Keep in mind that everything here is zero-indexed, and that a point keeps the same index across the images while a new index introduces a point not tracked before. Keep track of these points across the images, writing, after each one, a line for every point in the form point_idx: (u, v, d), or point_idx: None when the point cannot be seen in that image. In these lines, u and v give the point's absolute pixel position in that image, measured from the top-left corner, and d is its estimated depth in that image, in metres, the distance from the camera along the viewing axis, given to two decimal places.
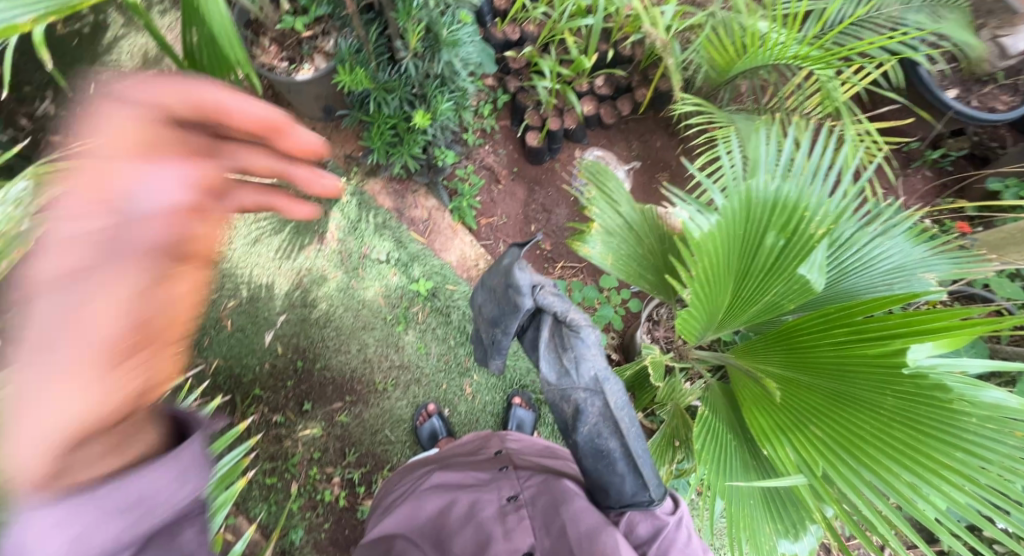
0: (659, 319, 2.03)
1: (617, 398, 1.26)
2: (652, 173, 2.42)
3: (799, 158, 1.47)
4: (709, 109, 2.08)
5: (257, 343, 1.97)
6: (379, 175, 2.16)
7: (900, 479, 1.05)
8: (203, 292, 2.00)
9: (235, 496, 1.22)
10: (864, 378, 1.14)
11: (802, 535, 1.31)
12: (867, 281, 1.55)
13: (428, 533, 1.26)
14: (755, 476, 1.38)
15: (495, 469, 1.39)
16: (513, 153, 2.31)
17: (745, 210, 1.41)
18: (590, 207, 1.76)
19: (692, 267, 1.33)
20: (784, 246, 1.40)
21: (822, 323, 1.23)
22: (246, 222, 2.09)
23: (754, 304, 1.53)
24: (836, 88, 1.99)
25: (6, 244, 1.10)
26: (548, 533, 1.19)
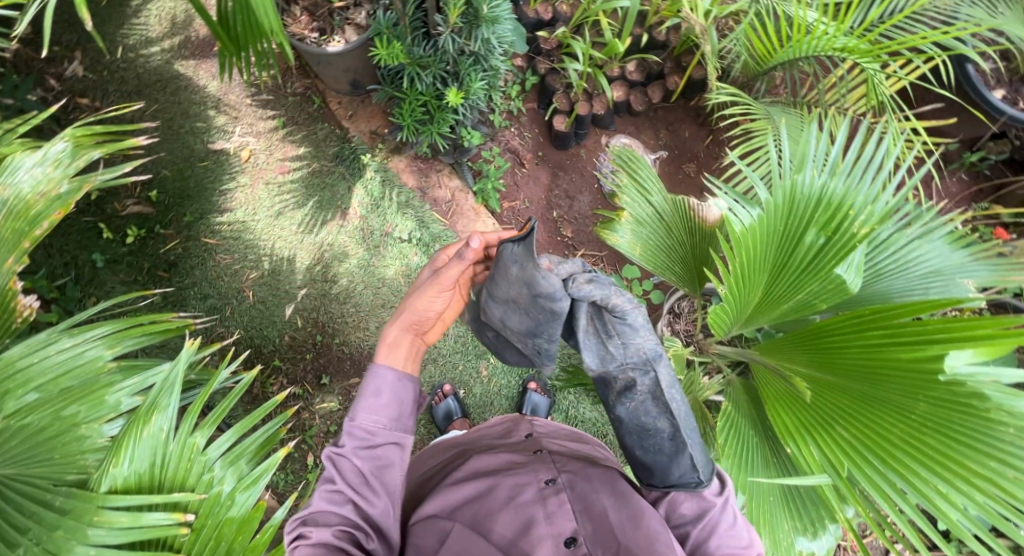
0: (681, 312, 2.04)
1: (669, 376, 1.20)
2: (679, 164, 2.39)
3: (851, 156, 1.47)
4: (744, 99, 2.09)
5: (278, 315, 1.99)
6: (404, 153, 2.16)
7: (928, 485, 1.05)
8: (226, 263, 2.01)
9: (274, 468, 1.20)
10: (896, 382, 1.14)
11: (821, 533, 1.40)
12: (901, 283, 1.55)
13: (460, 514, 1.14)
14: (776, 473, 1.45)
15: (529, 453, 1.29)
16: (539, 137, 2.29)
17: (788, 206, 1.44)
18: (621, 194, 1.78)
19: (731, 258, 1.38)
20: (822, 245, 1.41)
21: (855, 324, 1.24)
22: (270, 193, 2.09)
23: (785, 301, 1.52)
24: (882, 80, 1.93)
25: (56, 199, 1.28)
26: (591, 516, 1.10)
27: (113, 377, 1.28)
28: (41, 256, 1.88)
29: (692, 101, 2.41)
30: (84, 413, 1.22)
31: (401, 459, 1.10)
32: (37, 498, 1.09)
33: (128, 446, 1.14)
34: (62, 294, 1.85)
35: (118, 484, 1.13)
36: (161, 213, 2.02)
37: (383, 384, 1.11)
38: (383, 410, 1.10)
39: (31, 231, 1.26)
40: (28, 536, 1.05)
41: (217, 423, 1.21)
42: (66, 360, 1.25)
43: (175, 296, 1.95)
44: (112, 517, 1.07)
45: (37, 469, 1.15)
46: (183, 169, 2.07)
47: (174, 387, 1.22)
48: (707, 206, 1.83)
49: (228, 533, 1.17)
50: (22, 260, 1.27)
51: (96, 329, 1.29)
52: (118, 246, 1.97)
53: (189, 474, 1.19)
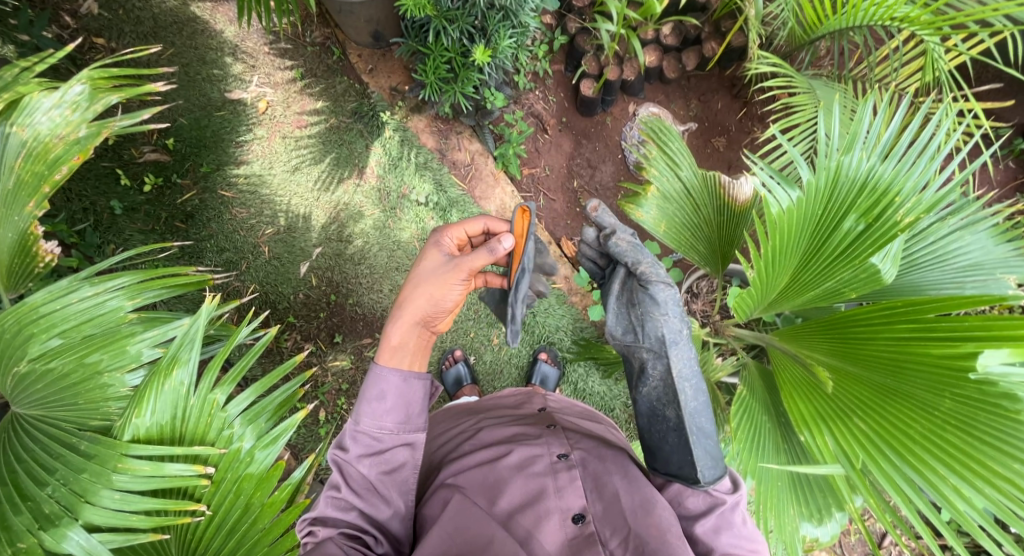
0: (699, 292, 2.02)
1: (682, 367, 1.28)
2: (708, 137, 2.33)
3: (908, 138, 1.35)
4: (787, 72, 1.97)
5: (293, 273, 1.99)
6: (424, 112, 2.11)
7: (945, 481, 1.05)
8: (242, 217, 2.00)
9: (294, 428, 1.24)
10: (922, 377, 1.12)
11: (826, 520, 1.41)
12: (937, 275, 1.49)
13: (469, 478, 1.13)
14: (785, 460, 1.45)
15: (543, 426, 1.29)
16: (564, 101, 2.23)
17: (829, 189, 1.38)
18: (650, 167, 1.71)
19: (763, 241, 1.34)
20: (860, 232, 1.35)
21: (884, 315, 1.22)
22: (287, 147, 2.07)
23: (813, 288, 1.48)
24: (942, 55, 1.81)
25: (75, 145, 1.26)
26: (602, 497, 1.10)
27: (134, 328, 1.26)
28: (58, 200, 1.78)
29: (727, 70, 2.31)
30: (107, 362, 1.21)
31: (409, 461, 1.12)
32: (63, 441, 1.13)
33: (150, 399, 1.16)
34: (81, 241, 1.78)
35: (140, 433, 1.17)
36: (178, 162, 1.98)
37: (390, 387, 1.11)
38: (389, 417, 1.10)
39: (51, 176, 1.25)
40: (55, 477, 1.09)
41: (236, 380, 1.23)
42: (87, 309, 1.23)
43: (192, 248, 1.94)
44: (135, 466, 1.11)
45: (66, 413, 1.18)
46: (199, 118, 2.01)
47: (195, 341, 1.22)
48: (738, 185, 1.72)
49: (246, 489, 1.21)
50: (43, 205, 1.27)
51: (118, 280, 1.25)
52: (135, 193, 1.91)
53: (209, 429, 1.21)
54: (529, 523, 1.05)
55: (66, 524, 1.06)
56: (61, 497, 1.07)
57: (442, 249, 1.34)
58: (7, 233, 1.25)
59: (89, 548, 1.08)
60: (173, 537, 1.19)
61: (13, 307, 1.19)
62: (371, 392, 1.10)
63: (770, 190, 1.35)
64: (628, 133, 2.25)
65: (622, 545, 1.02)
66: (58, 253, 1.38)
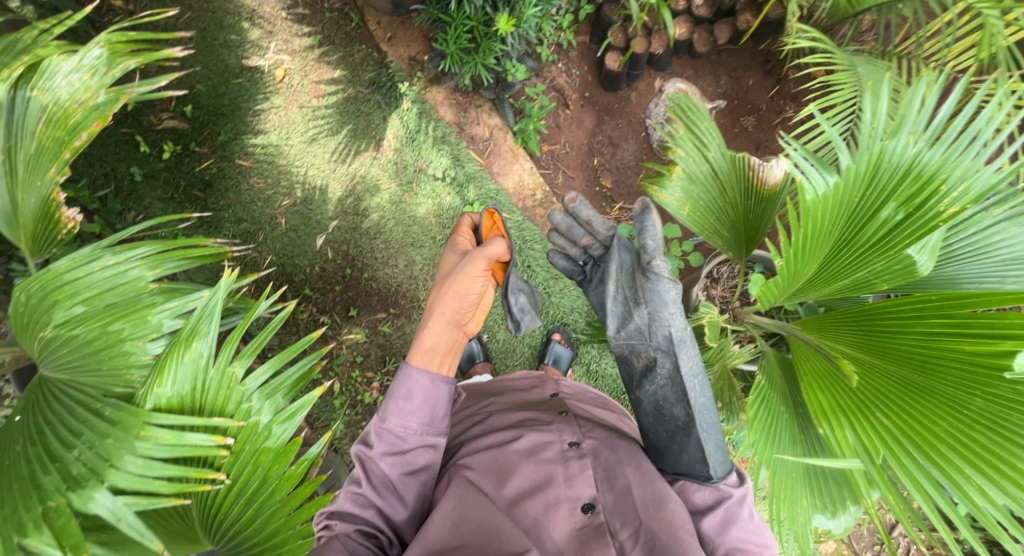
0: (719, 278, 1.96)
1: (691, 364, 1.26)
2: (736, 116, 2.25)
3: (963, 121, 1.21)
4: (827, 47, 1.85)
5: (309, 245, 2.00)
6: (443, 84, 2.06)
7: (971, 482, 1.02)
8: (259, 187, 2.00)
9: (311, 404, 1.22)
10: (953, 375, 1.09)
11: (840, 513, 1.37)
12: (978, 268, 1.40)
13: (481, 462, 1.15)
14: (801, 452, 1.41)
15: (554, 413, 1.29)
16: (587, 74, 2.16)
17: (870, 175, 1.26)
18: (675, 147, 1.60)
19: (795, 228, 1.25)
20: (899, 221, 1.25)
21: (917, 309, 1.18)
22: (304, 118, 2.04)
23: (843, 278, 1.41)
24: (1000, 32, 1.68)
25: (94, 112, 1.22)
26: (613, 487, 1.10)
27: (155, 299, 1.25)
28: (81, 165, 1.85)
29: (761, 45, 2.22)
30: (128, 330, 1.20)
31: (428, 463, 1.14)
32: (88, 406, 1.11)
33: (170, 368, 1.15)
34: (103, 207, 1.83)
35: (162, 403, 1.15)
36: (196, 130, 1.97)
37: (417, 389, 1.13)
38: (416, 419, 1.12)
39: (71, 142, 1.21)
40: (81, 440, 1.07)
41: (255, 353, 1.19)
42: (108, 276, 1.23)
43: (210, 217, 1.96)
44: (157, 434, 1.09)
45: (91, 379, 1.16)
46: (217, 85, 1.99)
47: (213, 313, 1.19)
48: (770, 167, 1.60)
49: (264, 461, 1.19)
50: (64, 171, 1.25)
51: (138, 249, 1.24)
52: (154, 160, 1.93)
53: (228, 402, 1.19)
54: (539, 510, 1.06)
55: (92, 486, 1.03)
56: (88, 459, 1.05)
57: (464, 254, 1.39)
58: (29, 198, 1.23)
59: (116, 511, 1.05)
60: (196, 503, 1.20)
61: (40, 273, 1.21)
62: (400, 394, 1.12)
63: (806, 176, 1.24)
64: (652, 109, 2.17)
65: (633, 536, 1.02)
66: (80, 220, 1.36)
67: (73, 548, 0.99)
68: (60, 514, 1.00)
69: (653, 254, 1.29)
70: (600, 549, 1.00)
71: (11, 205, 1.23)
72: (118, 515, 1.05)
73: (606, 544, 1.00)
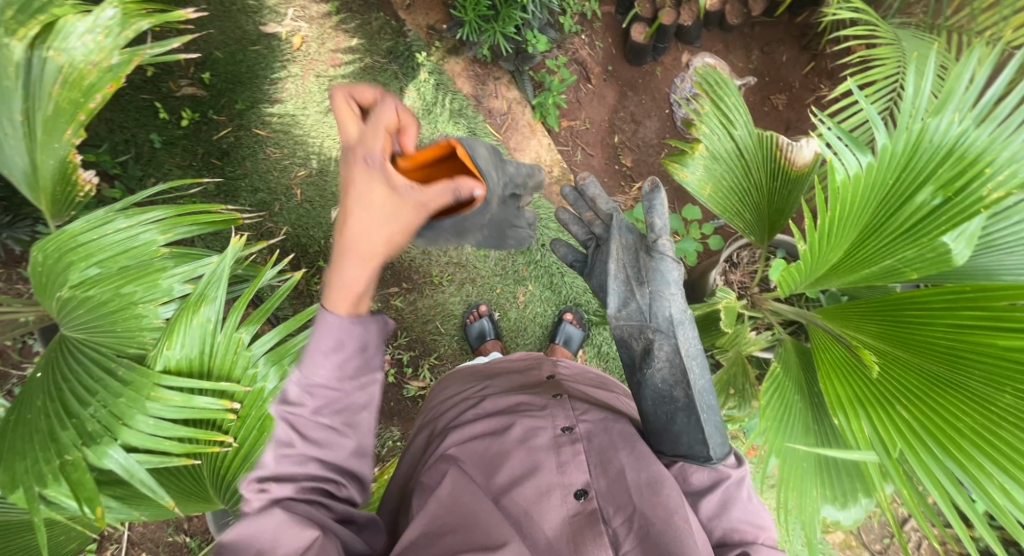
0: (738, 262, 1.89)
1: (689, 346, 1.24)
2: (768, 93, 2.14)
3: (1015, 99, 1.13)
4: (870, 19, 1.74)
5: (324, 217, 2.01)
6: (462, 54, 2.03)
7: (992, 479, 0.99)
8: (275, 157, 2.00)
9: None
10: (982, 370, 1.05)
11: (851, 505, 1.33)
12: (1019, 260, 1.30)
13: (472, 456, 1.12)
14: (813, 442, 1.36)
15: (548, 397, 1.27)
16: (611, 48, 2.12)
17: (907, 155, 1.20)
18: (700, 123, 1.53)
19: (822, 211, 1.20)
20: (937, 207, 1.15)
21: (947, 300, 1.12)
22: (321, 87, 2.02)
23: (870, 266, 1.29)
24: None
25: (107, 72, 1.22)
26: (605, 472, 1.07)
27: (166, 263, 1.23)
28: (102, 130, 1.80)
29: (798, 18, 2.12)
30: (140, 294, 1.19)
31: (369, 404, 0.96)
32: (102, 365, 1.13)
33: (179, 332, 1.16)
34: (124, 173, 1.82)
35: (171, 364, 1.17)
36: (213, 97, 1.95)
37: (353, 338, 0.91)
38: (352, 361, 0.92)
39: (86, 104, 1.22)
40: (97, 398, 1.09)
41: (262, 320, 1.23)
42: (121, 240, 1.21)
43: (227, 185, 1.94)
44: (166, 395, 1.11)
45: (105, 339, 1.17)
46: (235, 52, 1.96)
47: (223, 280, 1.21)
48: (799, 147, 1.51)
49: (269, 426, 1.23)
50: (80, 133, 1.25)
51: (151, 214, 1.23)
52: (173, 128, 1.91)
53: (235, 366, 1.22)
54: (531, 495, 1.03)
55: (106, 443, 1.06)
56: (102, 418, 1.07)
57: (366, 147, 0.95)
58: (48, 159, 1.23)
59: (129, 468, 1.08)
60: (205, 463, 1.23)
61: (53, 234, 1.18)
62: (331, 340, 0.90)
63: (837, 155, 1.20)
64: (678, 86, 2.11)
65: (626, 523, 0.99)
66: (96, 183, 1.36)
67: (88, 501, 1.03)
68: (76, 468, 1.03)
69: (658, 234, 1.28)
70: (592, 538, 0.97)
71: (31, 167, 1.22)
72: (131, 471, 1.09)
73: (598, 533, 0.98)
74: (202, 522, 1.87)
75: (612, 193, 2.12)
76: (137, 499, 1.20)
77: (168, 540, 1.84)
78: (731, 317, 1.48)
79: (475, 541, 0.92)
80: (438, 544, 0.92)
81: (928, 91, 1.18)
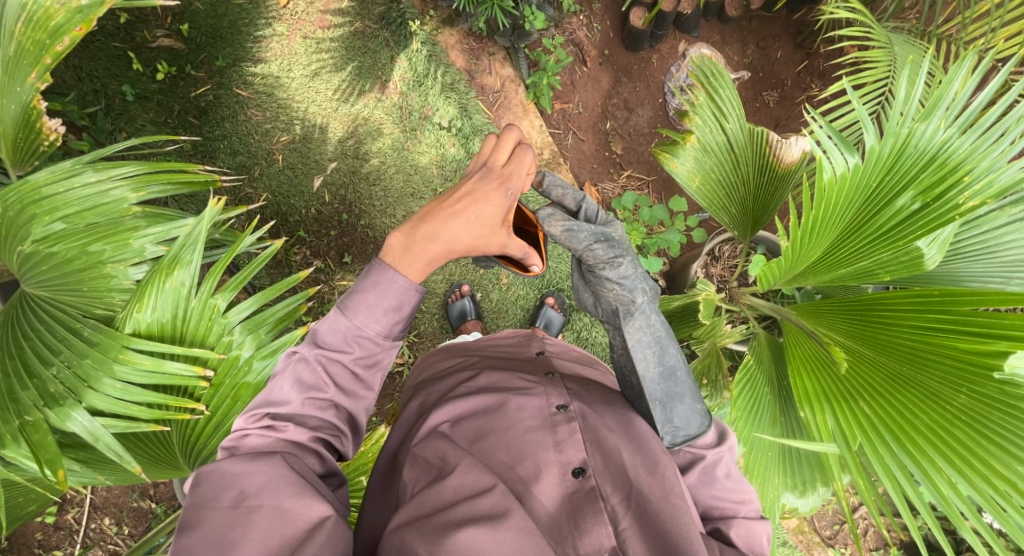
0: (720, 256, 1.91)
1: (639, 336, 1.20)
2: (761, 89, 2.16)
3: (1001, 109, 1.14)
4: (865, 21, 1.74)
5: (305, 186, 1.94)
6: (456, 26, 2.03)
7: (942, 474, 1.04)
8: (257, 120, 1.92)
9: (296, 343, 1.14)
10: (942, 370, 1.10)
11: (809, 493, 1.39)
12: (982, 268, 1.36)
13: (461, 433, 1.10)
14: (779, 433, 1.41)
15: (540, 375, 1.24)
16: (609, 31, 2.10)
17: (892, 159, 1.22)
18: (693, 115, 1.53)
19: (806, 209, 1.23)
20: (915, 211, 1.19)
21: (915, 303, 1.18)
22: (307, 49, 1.95)
23: (847, 266, 1.33)
24: None
25: (75, 14, 1.10)
26: (602, 450, 1.05)
27: (137, 223, 1.15)
28: (68, 77, 1.69)
29: (795, 14, 2.13)
30: (109, 253, 1.12)
31: (385, 367, 1.05)
32: (67, 325, 1.05)
33: (151, 295, 1.05)
34: (93, 125, 1.72)
35: (142, 328, 1.06)
36: (192, 52, 1.85)
37: (410, 303, 1.01)
38: (396, 323, 1.01)
39: (52, 46, 1.11)
40: (59, 358, 1.01)
41: (239, 288, 1.09)
42: (89, 196, 1.12)
43: (204, 145, 1.86)
44: (136, 359, 1.03)
45: (70, 298, 1.10)
46: (217, 5, 1.87)
47: (199, 243, 1.08)
48: (788, 144, 1.52)
49: (244, 396, 1.15)
50: (45, 77, 1.16)
51: (122, 169, 1.14)
52: (148, 81, 1.81)
53: (209, 334, 1.10)
54: (528, 473, 1.02)
55: (69, 405, 1.00)
56: (66, 379, 1.01)
57: (510, 183, 1.08)
58: (9, 104, 1.15)
59: (93, 431, 1.02)
60: (174, 431, 1.14)
61: (13, 184, 1.08)
62: (392, 300, 0.99)
63: (825, 154, 1.22)
64: (673, 74, 2.12)
65: (624, 501, 0.99)
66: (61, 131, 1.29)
67: (49, 463, 0.97)
68: (37, 430, 0.97)
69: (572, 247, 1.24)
70: (592, 515, 0.96)
71: None
72: (96, 435, 1.03)
73: (598, 510, 0.96)
74: (169, 488, 1.85)
75: (600, 179, 2.14)
76: (102, 464, 1.13)
77: (133, 505, 1.82)
78: (708, 310, 1.52)
79: (473, 515, 0.93)
80: (432, 518, 0.93)
81: (919, 95, 1.19)
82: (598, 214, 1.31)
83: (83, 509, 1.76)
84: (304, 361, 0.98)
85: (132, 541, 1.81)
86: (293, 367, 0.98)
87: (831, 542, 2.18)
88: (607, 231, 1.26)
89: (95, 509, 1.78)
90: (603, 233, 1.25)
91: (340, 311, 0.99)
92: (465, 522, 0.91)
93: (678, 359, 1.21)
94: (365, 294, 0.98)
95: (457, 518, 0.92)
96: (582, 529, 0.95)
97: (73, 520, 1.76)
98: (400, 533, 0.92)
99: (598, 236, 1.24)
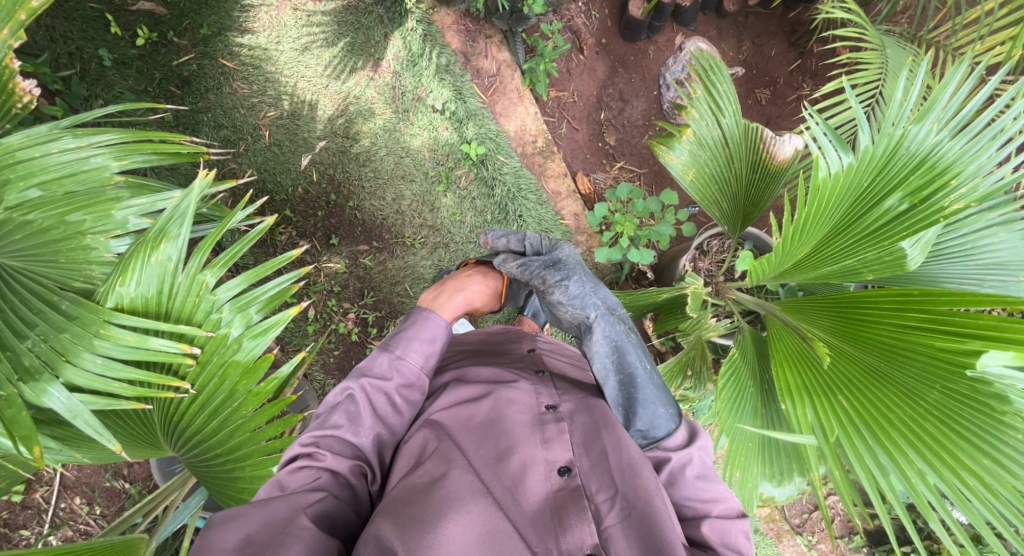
0: (708, 251, 1.95)
1: (598, 347, 1.24)
2: (753, 86, 2.19)
3: (993, 113, 1.17)
4: (860, 22, 1.75)
5: (293, 164, 1.89)
6: (452, 7, 2.00)
7: (912, 465, 1.04)
8: (243, 93, 1.86)
9: (287, 322, 1.07)
10: (916, 367, 1.09)
11: (786, 482, 1.42)
12: (961, 270, 1.39)
13: (456, 426, 1.10)
14: (761, 424, 1.43)
15: (532, 372, 1.25)
16: (607, 20, 2.13)
17: (884, 160, 1.23)
18: (689, 108, 1.53)
19: (801, 205, 1.23)
20: (902, 212, 1.20)
21: (894, 301, 1.15)
22: (296, 21, 1.90)
23: (832, 265, 1.34)
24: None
25: None
26: (589, 453, 1.05)
27: (120, 193, 1.09)
28: (40, 38, 1.58)
29: (791, 13, 2.16)
30: (90, 223, 1.06)
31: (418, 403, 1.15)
32: (42, 297, 0.98)
33: (135, 268, 1.01)
34: (67, 90, 1.62)
35: (125, 303, 1.02)
36: (175, 18, 1.79)
37: (440, 334, 1.20)
38: (430, 355, 1.18)
39: (28, 1, 1.02)
40: (35, 331, 0.95)
41: (228, 265, 1.04)
42: (67, 162, 1.06)
43: (187, 117, 1.80)
44: (118, 334, 0.98)
45: (45, 270, 1.03)
46: None
47: (187, 216, 1.03)
48: (780, 142, 1.51)
49: (232, 375, 1.06)
50: (18, 36, 1.05)
51: (103, 135, 1.08)
52: (126, 46, 1.72)
53: (196, 310, 1.04)
54: (514, 470, 1.02)
55: (46, 380, 0.94)
56: (42, 353, 0.95)
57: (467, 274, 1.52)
58: None
59: (71, 409, 0.97)
60: (156, 410, 1.06)
61: None
62: (426, 335, 1.18)
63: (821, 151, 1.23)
64: (669, 66, 2.13)
65: (609, 500, 0.98)
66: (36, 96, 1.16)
67: (24, 440, 0.91)
68: (10, 404, 0.91)
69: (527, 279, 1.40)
70: (576, 513, 0.95)
71: None
72: (74, 412, 0.96)
73: (582, 509, 0.95)
74: (144, 469, 1.80)
75: (592, 170, 2.16)
76: (80, 441, 1.08)
77: (105, 485, 1.76)
78: (697, 302, 1.51)
79: (456, 508, 0.92)
80: (407, 509, 0.91)
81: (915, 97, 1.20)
82: (541, 244, 1.48)
83: (52, 487, 1.70)
84: (353, 399, 1.07)
85: (103, 522, 1.75)
86: (344, 402, 1.07)
87: (800, 530, 2.24)
88: (556, 258, 1.42)
89: (66, 488, 1.72)
90: (552, 261, 1.41)
91: (384, 349, 1.15)
92: (441, 517, 0.90)
93: (638, 364, 1.20)
94: (408, 332, 1.17)
95: (434, 509, 0.91)
96: (565, 526, 0.93)
97: (42, 499, 1.69)
98: (373, 527, 0.88)
99: (546, 264, 1.41)
